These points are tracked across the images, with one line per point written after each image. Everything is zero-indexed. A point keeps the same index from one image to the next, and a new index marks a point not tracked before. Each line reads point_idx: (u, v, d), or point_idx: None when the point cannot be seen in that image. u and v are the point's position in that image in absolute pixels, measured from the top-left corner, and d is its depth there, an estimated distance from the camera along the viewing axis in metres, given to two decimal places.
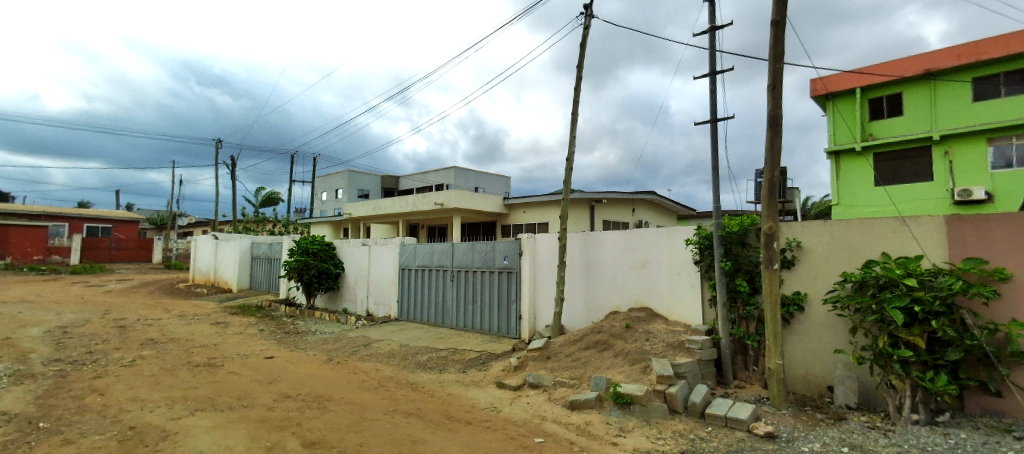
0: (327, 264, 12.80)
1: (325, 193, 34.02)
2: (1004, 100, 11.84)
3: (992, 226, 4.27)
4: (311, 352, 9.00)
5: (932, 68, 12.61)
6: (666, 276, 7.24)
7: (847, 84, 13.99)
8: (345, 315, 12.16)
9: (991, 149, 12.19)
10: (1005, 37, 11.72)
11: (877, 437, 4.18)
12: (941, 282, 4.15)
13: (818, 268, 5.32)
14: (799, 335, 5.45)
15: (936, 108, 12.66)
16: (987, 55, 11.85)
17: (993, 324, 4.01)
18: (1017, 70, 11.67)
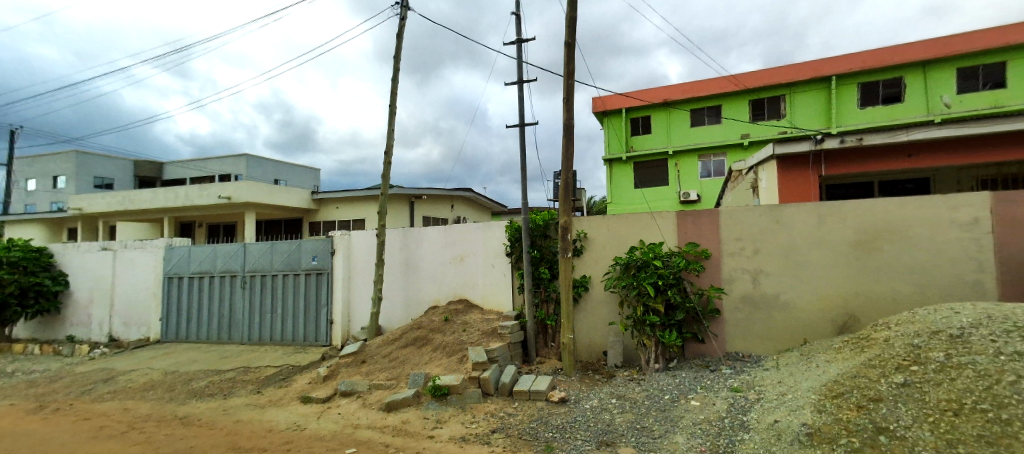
0: (39, 277, 9.95)
1: (37, 180, 25.74)
2: (706, 127, 15.96)
3: (703, 220, 5.74)
4: (9, 402, 6.81)
5: (669, 99, 16.25)
6: (482, 268, 7.73)
7: (616, 104, 17.01)
8: (70, 345, 9.62)
9: (700, 163, 16.23)
10: (708, 82, 15.78)
11: (633, 386, 5.29)
12: (674, 260, 5.48)
13: (599, 255, 6.41)
14: (584, 312, 6.50)
15: (671, 130, 16.37)
16: (700, 93, 15.84)
17: (701, 289, 5.48)
18: (715, 106, 15.91)
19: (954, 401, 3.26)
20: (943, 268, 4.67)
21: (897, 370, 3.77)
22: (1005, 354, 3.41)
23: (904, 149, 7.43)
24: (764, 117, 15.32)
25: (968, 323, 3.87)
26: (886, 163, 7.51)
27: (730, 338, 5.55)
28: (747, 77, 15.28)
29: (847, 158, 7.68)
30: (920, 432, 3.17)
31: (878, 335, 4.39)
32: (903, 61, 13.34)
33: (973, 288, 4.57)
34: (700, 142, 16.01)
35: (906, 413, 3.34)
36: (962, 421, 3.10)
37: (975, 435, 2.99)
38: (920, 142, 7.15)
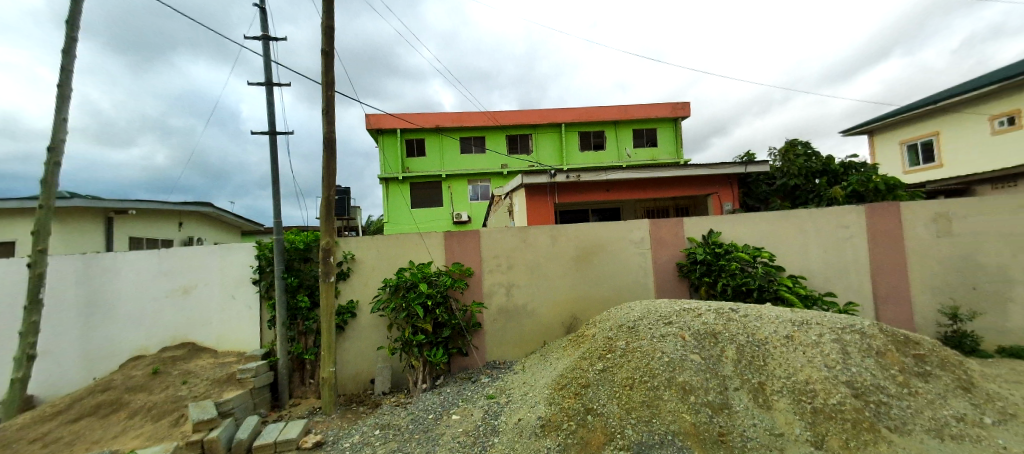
0: None
1: None
2: (473, 155, 17.58)
3: (468, 239, 6.15)
4: None
5: (440, 125, 17.15)
6: (218, 301, 6.39)
7: (389, 124, 16.83)
8: None
9: (470, 186, 17.58)
10: (473, 114, 17.39)
11: (399, 412, 5.20)
12: (442, 279, 5.69)
13: (367, 277, 6.14)
14: (350, 339, 6.12)
15: (444, 156, 17.39)
16: (467, 123, 17.33)
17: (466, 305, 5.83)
18: (479, 137, 17.72)
19: (630, 378, 4.41)
20: (630, 275, 6.16)
21: (598, 358, 4.84)
22: (656, 337, 4.80)
23: (604, 185, 9.53)
24: (517, 151, 17.89)
25: (639, 316, 5.28)
26: (594, 196, 9.53)
27: (489, 348, 6.07)
28: (502, 116, 17.47)
29: (570, 190, 9.47)
30: (612, 405, 4.20)
31: (589, 332, 5.53)
32: (606, 119, 17.63)
33: (645, 291, 6.15)
34: (470, 168, 17.47)
35: (603, 393, 4.36)
36: (635, 391, 4.26)
37: (641, 400, 4.16)
38: (614, 180, 9.35)
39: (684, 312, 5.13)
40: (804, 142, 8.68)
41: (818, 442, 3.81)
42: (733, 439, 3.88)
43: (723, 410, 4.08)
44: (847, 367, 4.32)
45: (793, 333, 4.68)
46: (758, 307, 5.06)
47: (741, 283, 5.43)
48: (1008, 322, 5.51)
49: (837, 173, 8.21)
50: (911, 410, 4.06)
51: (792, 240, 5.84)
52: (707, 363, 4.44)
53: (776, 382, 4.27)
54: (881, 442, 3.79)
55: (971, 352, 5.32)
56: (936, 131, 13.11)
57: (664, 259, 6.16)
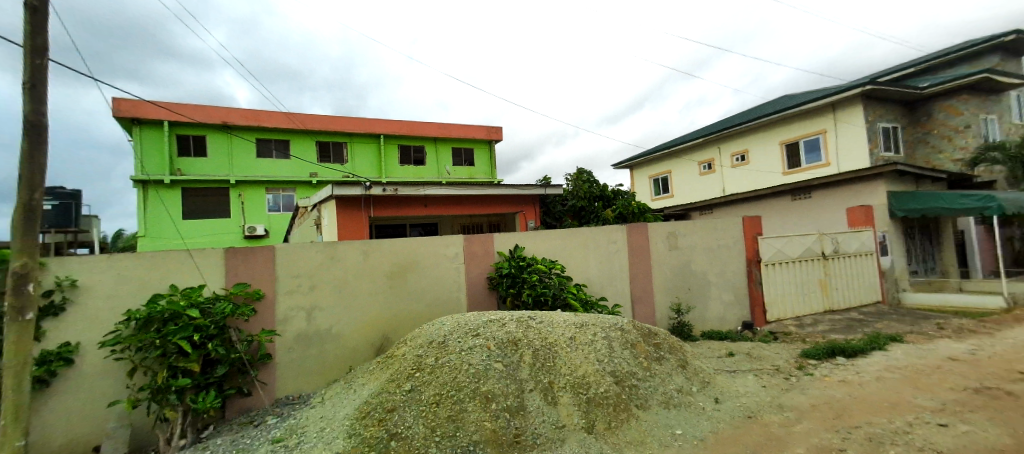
0: None
1: None
2: (273, 161, 15.82)
3: (254, 257, 5.26)
4: None
5: (228, 122, 15.03)
6: None
7: (154, 114, 14.04)
8: None
9: (268, 196, 15.99)
10: (271, 114, 15.57)
11: None
12: (217, 307, 4.68)
13: (97, 310, 4.61)
14: (59, 395, 4.43)
15: (234, 158, 15.31)
16: (264, 123, 15.44)
17: (250, 336, 4.94)
18: (281, 140, 15.98)
19: (437, 394, 4.48)
20: (441, 290, 6.26)
21: (405, 378, 4.75)
22: (464, 350, 4.99)
23: (422, 200, 9.40)
24: (329, 160, 16.72)
25: (448, 330, 5.38)
26: (411, 210, 9.32)
27: (279, 383, 5.26)
28: (311, 120, 16.17)
29: (387, 203, 9.11)
30: (417, 426, 4.19)
31: (397, 351, 5.38)
32: (425, 135, 17.63)
33: (455, 304, 6.34)
34: (267, 175, 15.74)
35: (409, 415, 4.32)
36: (440, 408, 4.35)
37: (445, 416, 4.28)
38: (431, 196, 9.27)
39: (490, 323, 5.47)
40: (589, 172, 10.21)
41: (589, 427, 4.54)
42: (526, 435, 4.32)
43: (519, 412, 4.50)
44: (612, 360, 5.27)
45: (575, 334, 5.45)
46: (551, 313, 5.76)
47: (539, 293, 6.07)
48: (709, 313, 7.50)
49: (609, 197, 9.70)
50: (653, 389, 5.20)
51: (576, 253, 6.87)
52: (508, 370, 4.83)
53: (562, 380, 4.92)
54: (631, 418, 4.75)
55: (687, 337, 7.08)
56: (669, 171, 18.13)
57: (476, 273, 6.49)
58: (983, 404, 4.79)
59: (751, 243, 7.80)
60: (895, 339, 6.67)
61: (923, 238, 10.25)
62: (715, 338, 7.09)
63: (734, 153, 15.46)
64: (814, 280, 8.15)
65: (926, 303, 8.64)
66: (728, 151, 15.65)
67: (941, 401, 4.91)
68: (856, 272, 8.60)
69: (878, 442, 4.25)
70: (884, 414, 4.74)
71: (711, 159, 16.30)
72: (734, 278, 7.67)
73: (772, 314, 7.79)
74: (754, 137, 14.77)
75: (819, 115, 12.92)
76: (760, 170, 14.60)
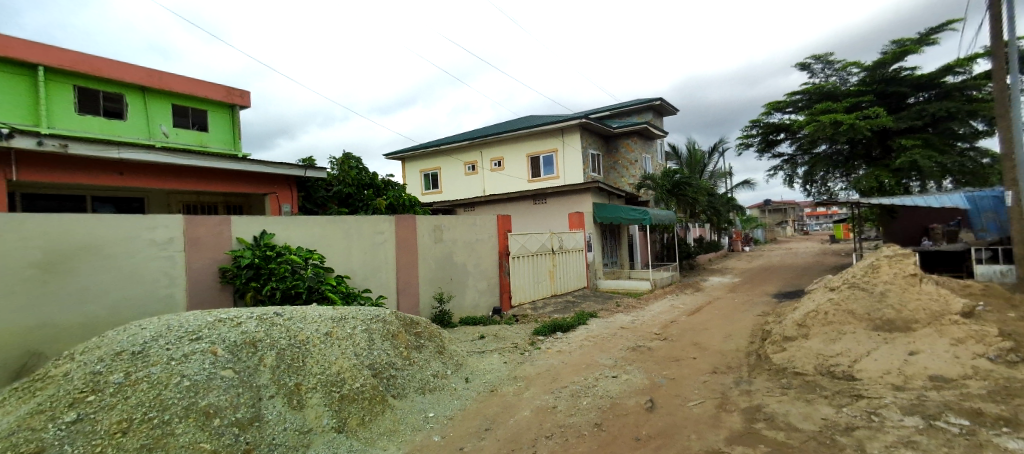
0: None
1: None
2: None
3: None
4: None
5: None
6: None
7: None
8: None
9: None
10: None
11: None
12: None
13: None
14: None
15: None
16: None
17: None
18: None
19: (125, 420, 3.43)
20: (138, 283, 4.74)
21: (69, 406, 3.45)
22: (176, 358, 3.97)
23: (113, 166, 7.00)
24: None
25: (152, 335, 4.19)
26: (92, 178, 6.82)
27: None
28: None
29: (46, 164, 6.40)
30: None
31: (57, 370, 3.82)
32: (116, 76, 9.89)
33: (167, 302, 4.95)
34: None
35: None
36: (129, 437, 3.33)
37: (138, 446, 3.30)
38: (129, 161, 6.96)
39: (219, 323, 4.51)
40: (357, 158, 9.57)
41: (340, 426, 4.23)
42: (261, 449, 3.69)
43: (252, 424, 3.82)
44: (370, 352, 5.12)
45: (331, 330, 5.05)
46: (302, 308, 5.17)
47: (290, 287, 5.36)
48: (465, 301, 8.13)
49: (379, 187, 9.33)
50: (409, 377, 5.29)
51: (337, 243, 6.41)
52: (240, 377, 4.06)
53: (311, 380, 4.44)
54: (385, 410, 4.68)
55: (446, 324, 7.49)
56: (438, 167, 18.41)
57: (202, 264, 5.27)
58: (638, 357, 6.78)
59: (504, 239, 8.89)
60: (593, 315, 8.75)
61: (611, 240, 13.78)
62: (470, 323, 7.73)
63: (492, 159, 17.15)
64: (545, 271, 9.90)
65: (612, 287, 11.60)
66: (488, 156, 17.19)
67: (616, 359, 6.69)
68: (572, 264, 10.84)
69: (578, 395, 5.49)
70: (581, 373, 6.15)
71: (475, 161, 17.52)
72: (487, 269, 8.55)
73: (516, 299, 9.06)
74: (508, 147, 16.75)
75: (553, 135, 15.85)
76: (511, 176, 16.74)
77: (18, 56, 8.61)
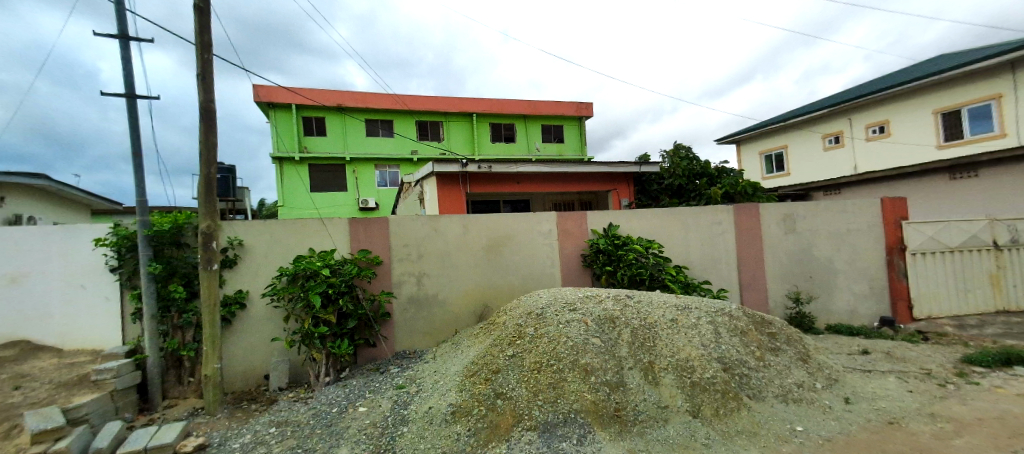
0: None
1: None
2: (380, 139, 17.42)
3: (373, 226, 5.65)
4: None
5: (343, 104, 16.63)
6: (57, 292, 5.07)
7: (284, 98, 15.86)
8: None
9: (378, 172, 17.45)
10: (379, 96, 17.09)
11: (299, 408, 4.66)
12: (346, 268, 5.08)
13: (258, 266, 5.28)
14: (240, 334, 5.21)
15: (347, 137, 16.94)
16: (372, 104, 17.01)
17: (374, 295, 5.32)
18: (386, 120, 17.58)
19: (538, 361, 4.64)
20: (535, 264, 6.35)
21: (508, 344, 4.97)
22: (562, 323, 5.05)
23: (515, 177, 9.61)
24: (427, 137, 18.13)
25: (546, 303, 5.54)
26: (503, 187, 9.54)
27: (398, 339, 5.68)
28: (412, 100, 17.58)
29: (481, 180, 9.40)
30: (520, 390, 4.39)
31: (499, 319, 5.62)
32: (516, 112, 18.71)
33: (549, 279, 6.37)
34: (377, 153, 17.34)
35: (512, 378, 4.52)
36: (542, 375, 4.49)
37: (547, 383, 4.41)
38: (523, 172, 9.44)
39: (587, 299, 5.51)
40: (688, 148, 9.73)
41: (694, 411, 4.39)
42: (627, 410, 4.32)
43: (619, 387, 4.49)
44: (719, 345, 4.99)
45: (677, 317, 5.26)
46: (650, 293, 5.65)
47: (636, 273, 5.98)
48: (834, 304, 6.85)
49: (713, 175, 9.28)
50: (766, 380, 4.81)
51: (676, 233, 6.51)
52: (606, 346, 4.82)
53: (663, 361, 4.78)
54: (741, 408, 4.47)
55: (810, 329, 6.47)
56: (786, 145, 15.93)
57: (570, 250, 6.50)
58: None
59: (894, 230, 6.85)
60: None
61: None
62: (847, 333, 6.51)
63: (869, 124, 13.25)
64: (982, 274, 6.79)
65: None
66: (863, 122, 13.39)
67: None
68: None
69: None
70: None
71: (841, 130, 14.08)
72: (869, 267, 6.84)
73: (921, 311, 6.73)
74: (901, 104, 12.44)
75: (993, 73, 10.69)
76: (904, 144, 12.42)
77: (437, 109, 17.80)
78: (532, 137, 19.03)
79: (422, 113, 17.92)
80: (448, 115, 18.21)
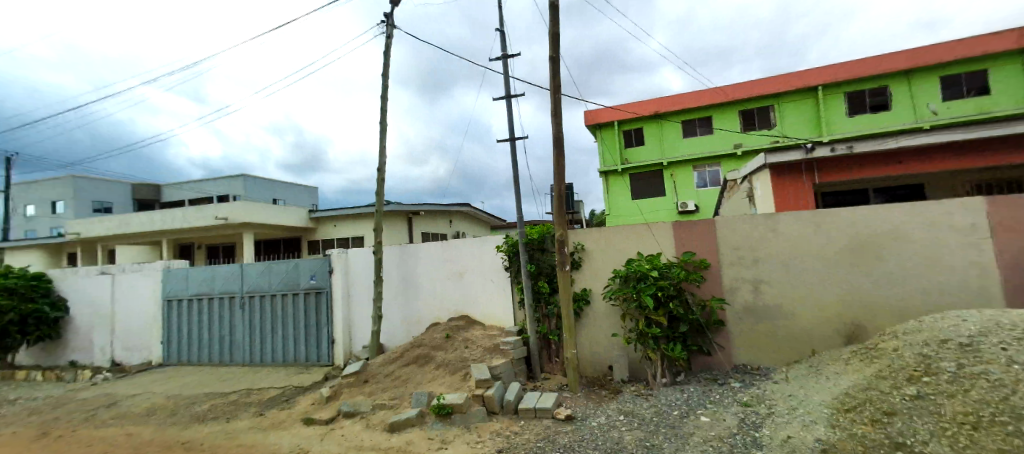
0: (39, 304, 9.04)
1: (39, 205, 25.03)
2: (699, 137, 16.34)
3: (700, 228, 5.42)
4: (17, 429, 6.15)
5: (660, 110, 16.60)
6: (480, 283, 7.19)
7: (606, 117, 17.23)
8: (77, 371, 8.83)
9: (696, 173, 16.51)
10: (694, 94, 16.24)
11: (641, 402, 4.96)
12: (674, 271, 5.13)
13: (597, 268, 5.96)
14: (586, 326, 6.02)
15: (664, 140, 16.70)
16: (688, 104, 16.27)
17: (705, 301, 5.15)
18: (703, 118, 16.39)
19: (972, 413, 3.07)
20: (945, 274, 4.57)
21: (908, 380, 3.57)
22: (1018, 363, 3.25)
23: (892, 157, 8.05)
24: (754, 127, 15.82)
25: (976, 331, 3.75)
26: (876, 170, 8.18)
27: (735, 349, 5.24)
28: (733, 89, 15.77)
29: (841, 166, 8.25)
30: (938, 447, 2.96)
31: (884, 344, 4.19)
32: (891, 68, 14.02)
33: (980, 297, 4.47)
34: (696, 151, 16.33)
35: (919, 426, 3.15)
36: (982, 434, 2.92)
37: (995, 448, 2.81)
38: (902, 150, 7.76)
39: None
40: None
41: None
42: None
43: None
44: None
45: None
46: None
47: None
48: None
49: None
50: None
51: None
52: None
53: None
54: None
55: None
56: None
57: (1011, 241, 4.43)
58: None
59: None
60: None
61: None
62: None
63: None
64: None
65: None
66: None
67: None
68: None
69: None
70: None
71: None
72: None
73: None
74: None
75: None
76: None
77: (765, 91, 15.34)
78: (921, 96, 13.94)
79: (746, 101, 15.82)
80: (781, 96, 15.40)
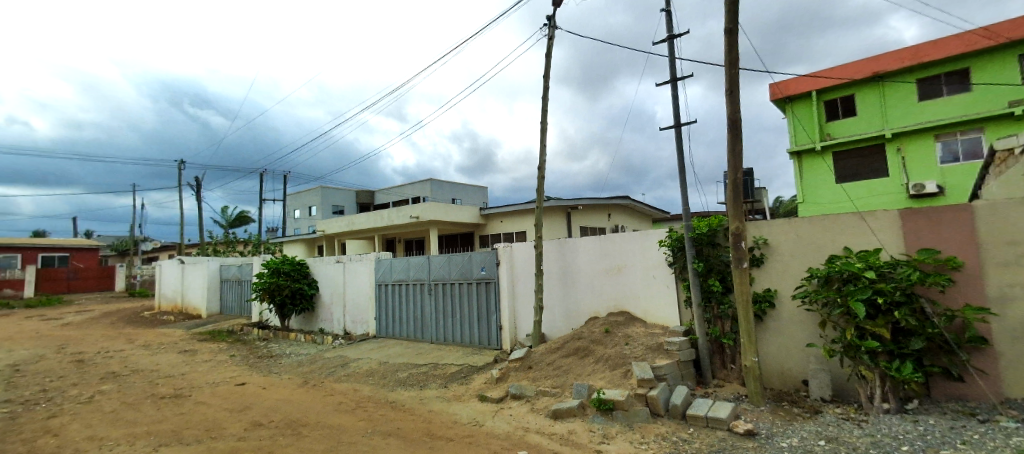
0: (301, 283, 11.63)
1: (298, 210, 32.40)
2: (947, 99, 12.10)
3: (943, 218, 4.21)
4: (284, 375, 8.03)
5: (881, 71, 12.76)
6: (641, 279, 6.79)
7: (801, 87, 14.06)
8: (322, 335, 11.09)
9: (939, 145, 12.42)
10: (942, 41, 11.98)
11: (851, 428, 4.04)
12: (900, 273, 4.05)
13: (786, 265, 5.09)
14: (772, 332, 5.20)
15: (888, 107, 12.81)
16: (929, 57, 12.10)
17: (950, 311, 3.95)
18: (956, 71, 12.02)
19: None
20: None
21: None
22: None
23: None
24: None
25: None
26: None
27: (1005, 377, 3.94)
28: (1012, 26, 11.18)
29: None
30: None
31: None
32: None
33: None
34: (941, 118, 12.21)
35: None
36: None
37: None
38: None
39: None
40: None
41: None
42: None
43: None
44: None
45: None
46: None
47: None
48: None
49: None
50: None
51: None
52: None
53: None
54: None
55: None
56: None
57: None
58: None
59: None
60: None
61: None
62: None
63: None
64: None
65: None
66: None
67: None
68: None
69: None
70: None
71: None
72: None
73: None
74: None
75: None
76: None
77: None
78: None
79: None
80: None
